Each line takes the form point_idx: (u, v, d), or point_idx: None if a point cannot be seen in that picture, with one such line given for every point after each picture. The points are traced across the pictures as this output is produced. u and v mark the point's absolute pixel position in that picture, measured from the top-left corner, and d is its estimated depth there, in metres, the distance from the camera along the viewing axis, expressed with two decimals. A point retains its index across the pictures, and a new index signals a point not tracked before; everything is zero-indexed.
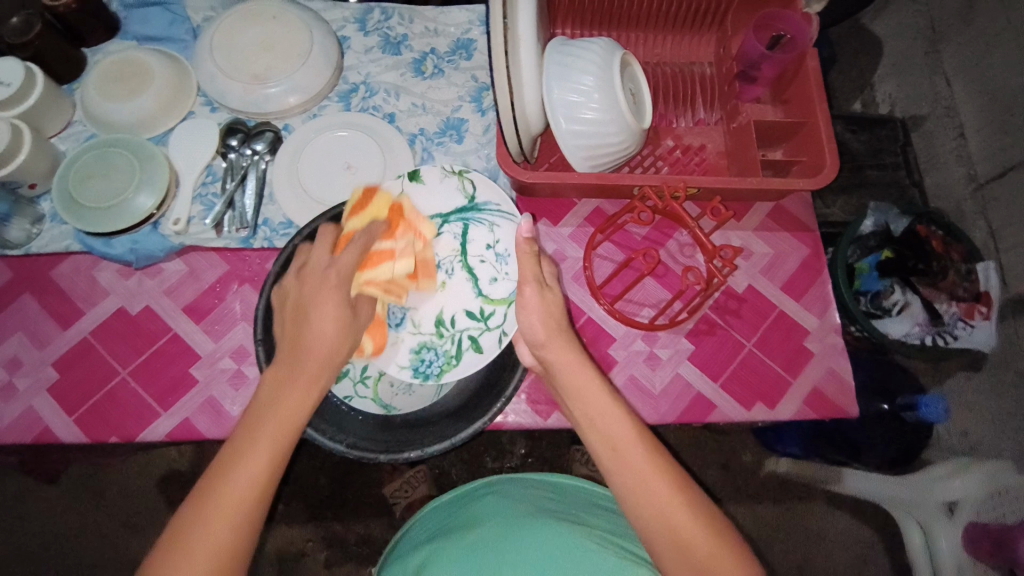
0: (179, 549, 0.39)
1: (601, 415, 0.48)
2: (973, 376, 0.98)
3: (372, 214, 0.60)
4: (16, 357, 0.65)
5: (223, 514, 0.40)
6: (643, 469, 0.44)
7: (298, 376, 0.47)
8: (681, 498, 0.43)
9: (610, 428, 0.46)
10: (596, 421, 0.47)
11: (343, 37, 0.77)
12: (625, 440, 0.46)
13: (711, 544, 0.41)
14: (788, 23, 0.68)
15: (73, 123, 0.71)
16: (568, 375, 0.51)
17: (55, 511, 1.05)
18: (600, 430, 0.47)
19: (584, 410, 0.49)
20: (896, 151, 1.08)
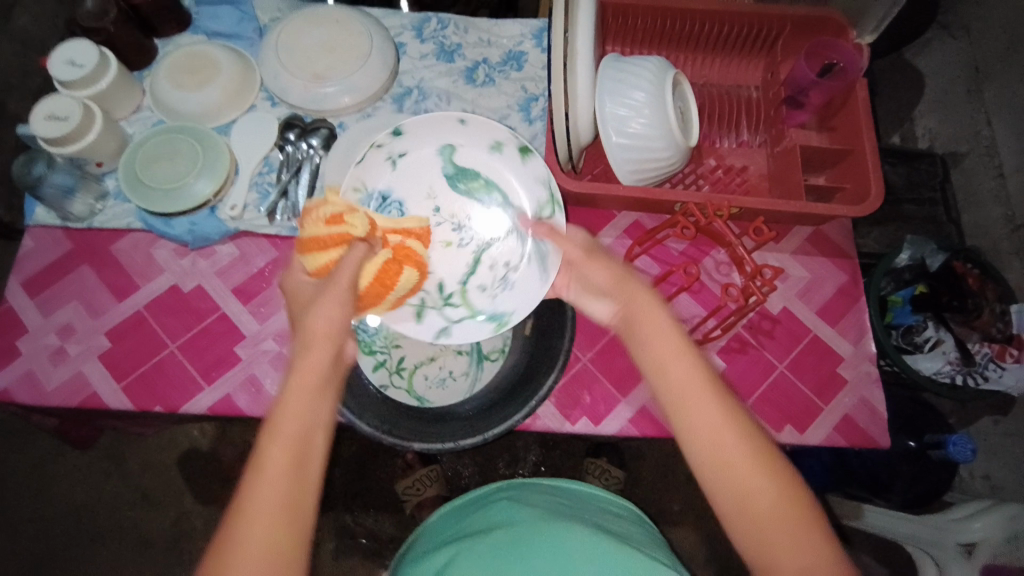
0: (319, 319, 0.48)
1: (700, 408, 0.44)
2: (1000, 420, 0.95)
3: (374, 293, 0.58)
4: (71, 324, 0.69)
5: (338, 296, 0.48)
6: (752, 495, 0.42)
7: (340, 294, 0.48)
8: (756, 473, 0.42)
9: (726, 454, 0.43)
10: (706, 443, 0.43)
11: (400, 42, 0.80)
12: (747, 476, 0.42)
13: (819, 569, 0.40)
14: (840, 53, 0.70)
15: (141, 108, 0.75)
16: (673, 365, 0.46)
17: (78, 479, 1.08)
18: (714, 458, 0.43)
19: (688, 417, 0.45)
20: (935, 186, 1.06)
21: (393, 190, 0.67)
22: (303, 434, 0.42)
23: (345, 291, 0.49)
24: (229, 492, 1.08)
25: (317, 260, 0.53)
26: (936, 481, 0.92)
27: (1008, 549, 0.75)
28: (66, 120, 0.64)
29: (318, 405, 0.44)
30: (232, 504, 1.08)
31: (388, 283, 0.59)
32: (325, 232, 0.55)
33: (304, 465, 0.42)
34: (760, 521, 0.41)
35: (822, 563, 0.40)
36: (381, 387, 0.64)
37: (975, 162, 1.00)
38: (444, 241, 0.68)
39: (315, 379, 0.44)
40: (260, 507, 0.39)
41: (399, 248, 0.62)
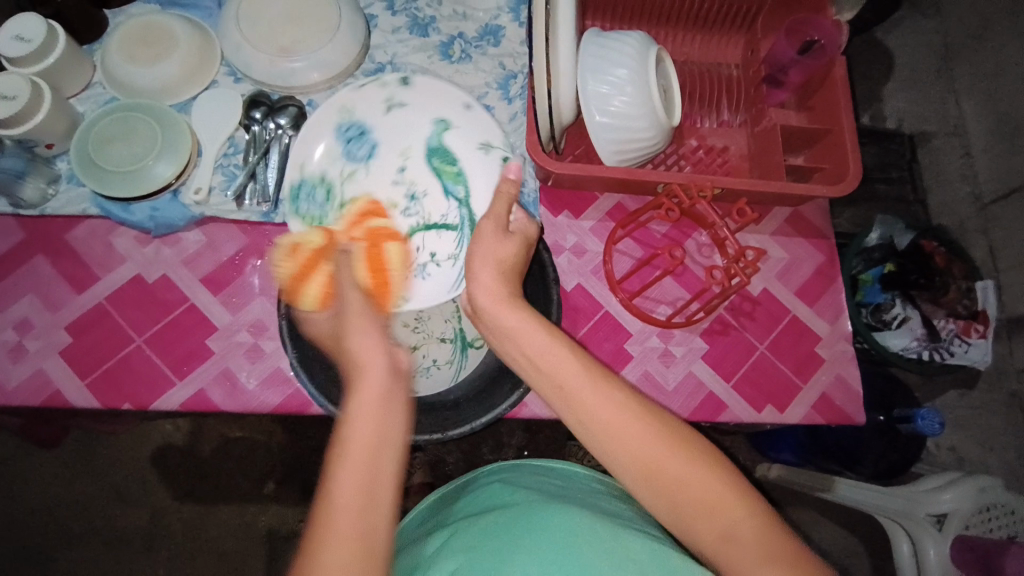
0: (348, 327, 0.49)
1: (579, 393, 0.43)
2: (965, 394, 1.00)
3: (381, 277, 0.63)
4: (27, 319, 0.65)
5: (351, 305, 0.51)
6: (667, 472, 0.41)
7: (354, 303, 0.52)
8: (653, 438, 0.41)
9: (624, 437, 0.41)
10: (605, 435, 0.42)
11: (371, 15, 0.76)
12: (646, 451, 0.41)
13: (741, 524, 0.39)
14: (819, 30, 0.68)
15: (92, 85, 0.70)
16: (550, 359, 0.45)
17: (45, 478, 1.04)
18: (615, 445, 0.42)
19: (568, 404, 0.44)
20: (904, 165, 1.08)
21: (373, 125, 0.69)
22: (372, 445, 0.41)
23: (357, 300, 0.52)
24: (207, 487, 1.05)
25: (311, 298, 0.58)
26: (906, 452, 0.97)
27: (976, 519, 0.79)
28: (13, 99, 0.59)
29: (387, 418, 0.42)
30: (210, 498, 1.05)
31: (382, 265, 0.64)
32: (297, 265, 0.59)
33: (376, 484, 0.39)
34: (683, 504, 0.40)
35: (746, 527, 0.39)
36: None
37: (944, 142, 1.02)
38: (394, 204, 0.70)
39: (380, 378, 0.44)
40: (337, 531, 0.37)
41: (368, 234, 0.66)
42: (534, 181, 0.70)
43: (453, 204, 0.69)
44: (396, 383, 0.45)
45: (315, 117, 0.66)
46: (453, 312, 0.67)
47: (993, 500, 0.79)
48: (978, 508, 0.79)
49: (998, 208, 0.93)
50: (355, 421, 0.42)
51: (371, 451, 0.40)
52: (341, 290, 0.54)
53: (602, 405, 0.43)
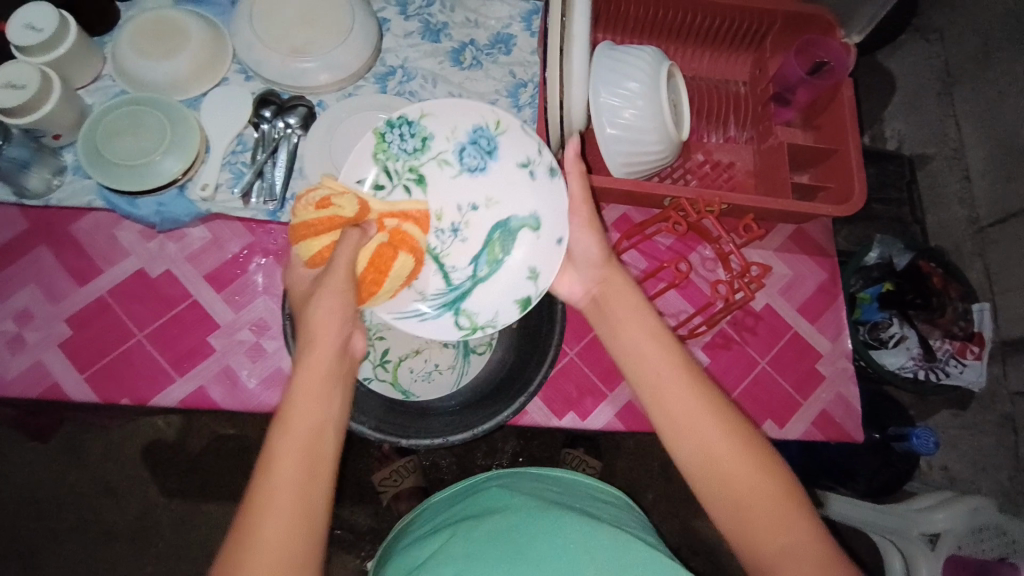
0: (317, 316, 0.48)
1: (667, 388, 0.47)
2: (958, 414, 1.00)
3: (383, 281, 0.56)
4: (27, 310, 0.64)
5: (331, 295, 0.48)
6: (730, 475, 0.43)
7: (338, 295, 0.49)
8: (728, 441, 0.44)
9: (702, 437, 0.44)
10: (680, 424, 0.45)
11: (383, 18, 0.76)
12: (721, 451, 0.44)
13: (799, 540, 0.41)
14: (827, 51, 0.70)
15: (102, 77, 0.70)
16: (641, 351, 0.49)
17: (33, 472, 1.02)
18: (691, 437, 0.45)
19: (657, 394, 0.47)
20: (902, 186, 1.09)
21: (501, 156, 0.63)
22: (315, 429, 0.42)
23: (345, 279, 0.49)
24: (197, 484, 1.04)
25: (309, 249, 0.52)
26: (900, 470, 0.96)
27: (970, 539, 0.80)
28: (24, 89, 0.58)
29: (327, 402, 0.44)
30: (200, 497, 1.04)
31: (383, 271, 0.55)
32: (314, 216, 0.52)
33: (314, 470, 0.41)
34: (740, 500, 0.43)
35: (803, 544, 0.41)
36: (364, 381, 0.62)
37: (942, 164, 1.03)
38: (439, 219, 0.65)
39: (327, 365, 0.46)
40: (273, 507, 0.39)
41: (393, 232, 0.59)
42: None
43: (461, 276, 0.64)
44: (342, 369, 0.47)
45: (466, 102, 0.62)
46: None
47: (987, 520, 0.81)
48: (973, 528, 0.80)
49: (994, 232, 0.94)
50: (293, 425, 0.42)
51: (310, 448, 0.42)
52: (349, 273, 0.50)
53: (682, 398, 0.46)
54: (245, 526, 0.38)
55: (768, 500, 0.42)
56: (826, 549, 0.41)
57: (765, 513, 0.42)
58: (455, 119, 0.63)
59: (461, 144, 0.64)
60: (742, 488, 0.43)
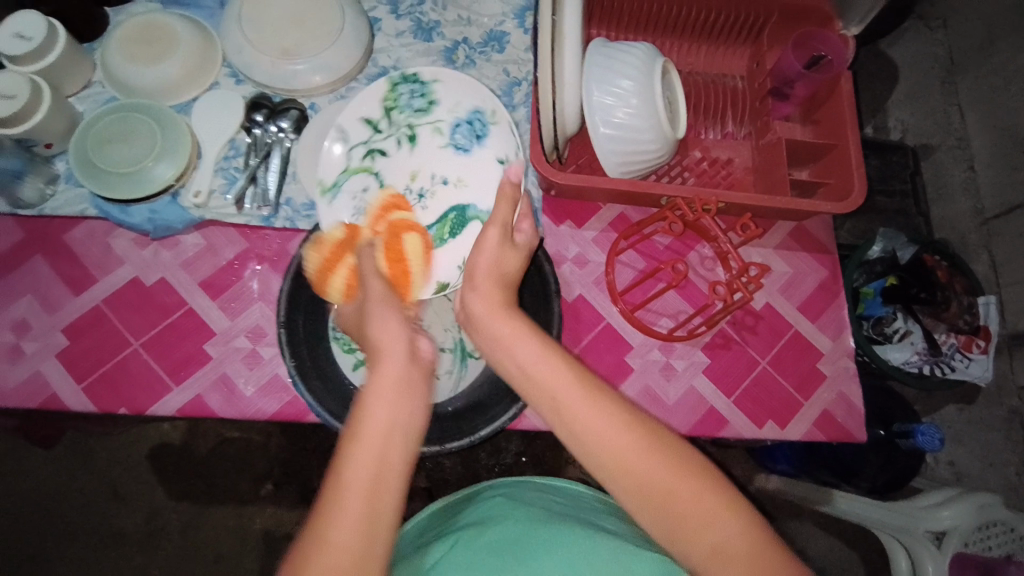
0: (379, 325, 0.47)
1: (567, 403, 0.42)
2: (964, 409, 0.98)
3: (399, 262, 0.63)
4: (25, 320, 0.64)
5: (392, 309, 0.49)
6: (658, 487, 0.39)
7: (393, 313, 0.49)
8: (643, 450, 0.39)
9: (616, 449, 0.40)
10: (594, 449, 0.40)
11: (374, 18, 0.76)
12: (639, 464, 0.39)
13: (737, 541, 0.37)
14: (825, 43, 0.69)
15: (92, 84, 0.69)
16: (534, 371, 0.44)
17: (40, 477, 1.03)
18: (606, 459, 0.40)
19: (563, 422, 0.42)
20: (906, 178, 1.04)
21: (488, 145, 0.67)
22: (386, 432, 0.39)
23: (380, 290, 0.51)
24: (202, 488, 1.05)
25: (336, 290, 0.59)
26: (904, 467, 0.95)
27: (976, 537, 0.80)
28: (13, 98, 0.58)
29: (401, 410, 0.41)
30: (205, 500, 1.04)
31: (400, 258, 0.63)
32: (322, 258, 0.60)
33: (383, 477, 0.37)
34: (675, 514, 0.38)
35: (743, 546, 0.37)
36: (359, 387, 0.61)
37: (947, 154, 1.01)
38: (411, 181, 0.68)
39: (396, 379, 0.43)
40: (346, 510, 0.35)
41: (391, 226, 0.65)
42: (536, 190, 0.71)
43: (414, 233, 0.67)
44: (415, 383, 0.43)
45: (479, 84, 0.67)
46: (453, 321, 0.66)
47: (994, 516, 0.80)
48: (978, 525, 0.79)
49: (999, 223, 0.95)
50: (362, 441, 0.38)
51: (379, 458, 0.38)
52: (381, 283, 0.52)
53: (591, 416, 0.41)
54: (298, 551, 0.34)
55: (702, 511, 0.38)
56: (767, 548, 0.37)
57: (700, 525, 0.37)
58: (460, 96, 0.68)
59: (454, 125, 0.68)
60: (671, 500, 0.38)
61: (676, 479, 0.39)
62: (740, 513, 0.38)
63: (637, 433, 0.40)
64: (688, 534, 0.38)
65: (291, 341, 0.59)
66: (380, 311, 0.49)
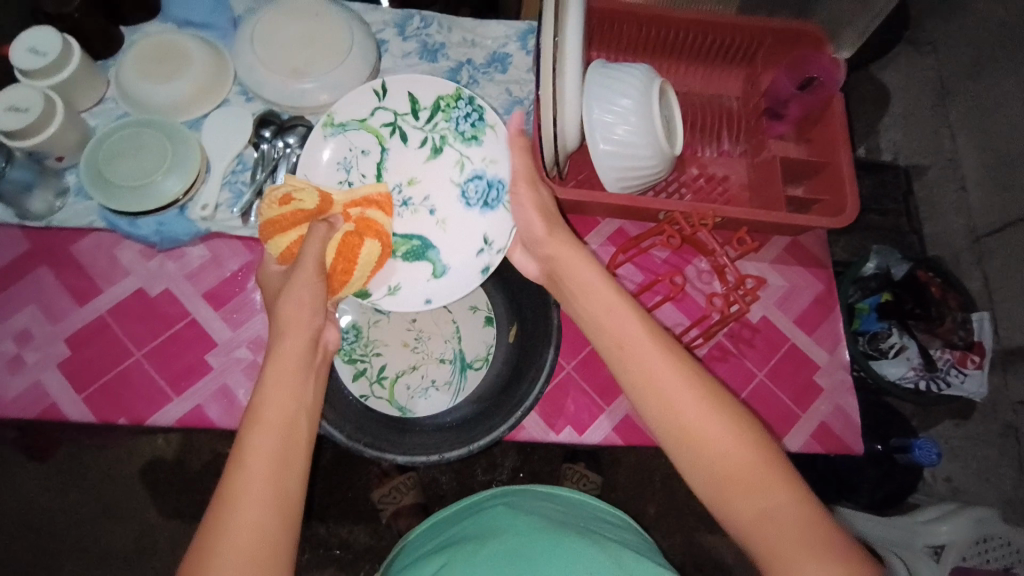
0: (287, 305, 0.50)
1: (637, 348, 0.46)
2: (961, 424, 0.99)
3: (353, 262, 0.59)
4: (27, 330, 0.64)
5: (297, 289, 0.51)
6: (710, 437, 0.42)
7: (307, 290, 0.52)
8: (699, 406, 0.43)
9: (673, 399, 0.43)
10: (650, 398, 0.44)
11: (381, 40, 0.78)
12: (690, 417, 0.43)
13: (778, 510, 0.39)
14: (819, 67, 0.70)
15: (104, 100, 0.71)
16: (604, 313, 0.50)
17: (32, 490, 1.02)
18: (658, 407, 0.44)
19: (631, 366, 0.46)
20: (899, 198, 1.09)
21: (488, 214, 0.68)
22: (290, 413, 0.43)
23: (312, 273, 0.52)
24: (196, 503, 1.04)
25: (279, 247, 0.57)
26: (902, 482, 0.95)
27: (973, 551, 0.80)
28: (26, 112, 0.60)
29: (301, 388, 0.45)
30: (199, 515, 1.03)
31: (351, 260, 0.59)
32: (279, 213, 0.57)
33: (289, 453, 0.42)
34: (725, 467, 0.41)
35: (788, 513, 0.39)
36: (361, 398, 0.63)
37: (938, 174, 1.03)
38: (409, 183, 0.70)
39: (296, 359, 0.47)
40: (253, 486, 0.39)
41: (360, 220, 0.62)
42: None
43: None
44: (312, 364, 0.48)
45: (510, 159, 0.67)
46: (452, 333, 0.68)
47: (991, 531, 0.80)
48: (976, 538, 0.80)
49: (991, 241, 0.94)
50: (268, 418, 0.42)
51: (286, 433, 0.42)
52: (316, 269, 0.53)
53: (665, 372, 0.45)
54: (215, 519, 0.38)
55: (752, 475, 0.41)
56: (813, 525, 0.39)
57: (749, 491, 0.40)
58: (497, 158, 0.68)
59: (472, 174, 0.70)
60: (722, 454, 0.41)
61: (733, 443, 0.41)
62: (788, 483, 0.40)
63: (700, 393, 0.43)
64: (738, 496, 0.40)
65: None
66: (287, 292, 0.51)
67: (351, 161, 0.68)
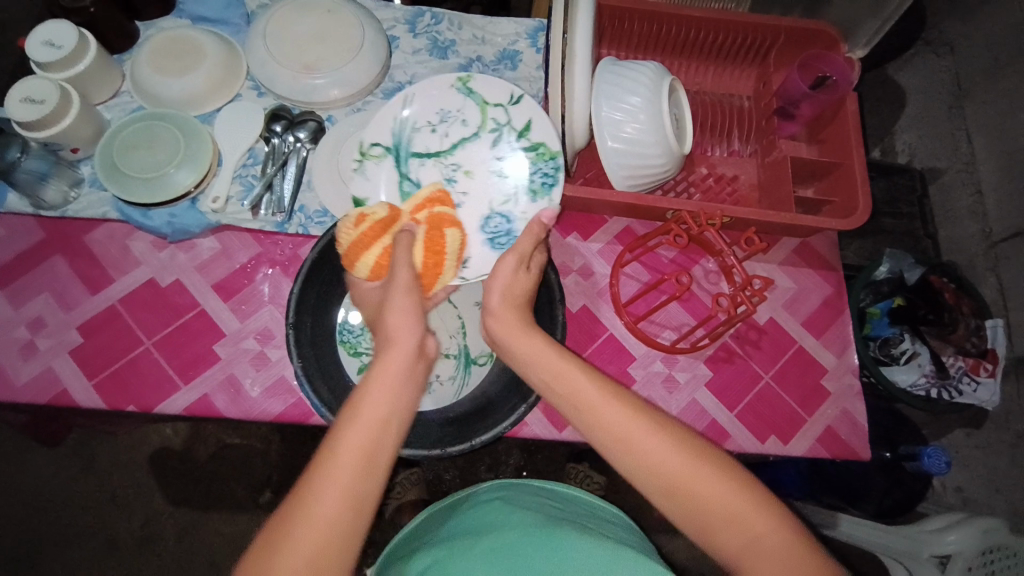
0: (390, 309, 0.49)
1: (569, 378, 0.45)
2: (972, 433, 0.97)
3: (438, 258, 0.60)
4: (41, 317, 0.66)
5: (399, 294, 0.50)
6: (656, 451, 0.40)
7: (404, 297, 0.50)
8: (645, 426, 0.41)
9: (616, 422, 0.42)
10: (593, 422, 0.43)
11: (392, 36, 0.78)
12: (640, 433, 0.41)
13: (738, 507, 0.39)
14: (832, 66, 0.70)
15: (120, 93, 0.72)
16: (547, 364, 0.46)
17: (44, 476, 1.04)
18: (605, 430, 0.42)
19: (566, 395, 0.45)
20: (913, 201, 1.07)
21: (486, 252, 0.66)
22: (385, 417, 0.41)
23: (407, 282, 0.51)
24: (203, 493, 1.05)
25: (366, 264, 0.57)
26: (910, 489, 0.94)
27: (979, 561, 0.78)
28: (42, 103, 0.61)
29: (402, 391, 0.43)
30: (206, 505, 1.05)
31: (439, 254, 0.60)
32: (359, 232, 0.58)
33: (375, 460, 0.40)
34: (676, 483, 0.40)
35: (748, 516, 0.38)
36: None
37: (954, 178, 1.01)
38: (468, 171, 0.69)
39: (403, 362, 0.45)
40: (336, 485, 0.38)
41: (432, 217, 0.63)
42: None
43: (421, 159, 0.69)
44: (415, 368, 0.45)
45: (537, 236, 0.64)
46: (457, 327, 0.68)
47: (997, 541, 0.78)
48: (982, 548, 0.78)
49: (1007, 247, 0.93)
50: (363, 417, 0.41)
51: (375, 434, 0.40)
52: (408, 282, 0.51)
53: (614, 415, 0.42)
54: (290, 507, 0.37)
55: (723, 509, 0.39)
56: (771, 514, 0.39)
57: (729, 525, 0.38)
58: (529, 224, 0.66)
59: (501, 212, 0.68)
60: (673, 468, 0.40)
61: (669, 452, 0.40)
62: (767, 510, 0.39)
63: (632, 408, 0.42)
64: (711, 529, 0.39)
65: (299, 341, 0.59)
66: (396, 294, 0.50)
67: (448, 116, 0.69)
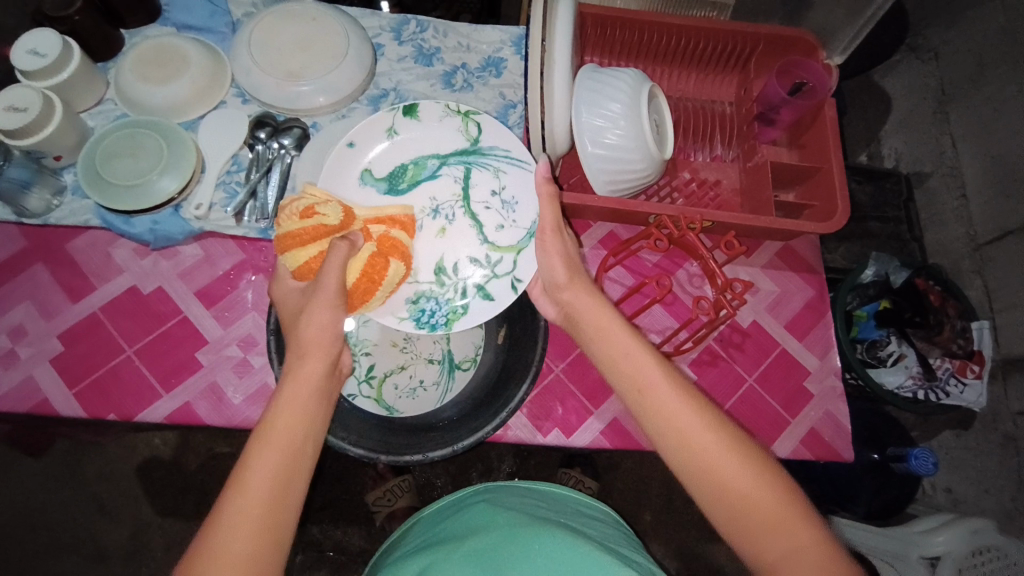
0: (308, 324, 0.51)
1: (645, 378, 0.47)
2: (961, 435, 0.97)
3: (375, 280, 0.58)
4: (22, 326, 0.65)
5: (321, 304, 0.51)
6: (724, 467, 0.42)
7: (328, 310, 0.51)
8: (721, 443, 0.43)
9: (685, 432, 0.44)
10: (660, 422, 0.45)
11: (377, 44, 0.79)
12: (705, 446, 0.43)
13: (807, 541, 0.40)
14: (810, 72, 0.71)
15: (104, 101, 0.72)
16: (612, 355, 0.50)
17: (30, 487, 1.03)
18: (675, 438, 0.44)
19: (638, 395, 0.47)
20: (899, 206, 1.07)
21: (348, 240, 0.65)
22: (299, 437, 0.44)
23: (334, 294, 0.52)
24: (192, 502, 1.04)
25: (296, 261, 0.55)
26: (900, 491, 0.94)
27: (969, 563, 0.78)
28: (24, 111, 0.61)
29: (318, 410, 0.46)
30: (194, 513, 1.04)
31: (375, 281, 0.58)
32: (299, 226, 0.56)
33: (298, 473, 0.43)
34: (739, 497, 0.41)
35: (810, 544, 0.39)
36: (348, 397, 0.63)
37: (940, 182, 1.02)
38: (439, 232, 0.69)
39: (317, 383, 0.47)
40: (258, 497, 0.40)
41: (382, 239, 0.61)
42: None
43: (447, 166, 0.70)
44: (330, 385, 0.49)
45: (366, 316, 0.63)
46: (441, 333, 0.69)
47: (986, 543, 0.78)
48: (970, 550, 0.78)
49: (992, 250, 0.93)
50: (275, 437, 0.43)
51: (290, 452, 0.43)
52: (336, 295, 0.52)
53: (712, 443, 0.43)
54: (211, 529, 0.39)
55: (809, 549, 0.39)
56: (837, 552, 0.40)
57: (784, 536, 0.40)
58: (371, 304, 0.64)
59: None
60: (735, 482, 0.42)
61: (738, 473, 0.42)
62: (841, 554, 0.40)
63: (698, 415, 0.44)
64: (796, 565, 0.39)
65: (281, 347, 0.59)
66: (314, 304, 0.51)
67: (508, 207, 0.68)
